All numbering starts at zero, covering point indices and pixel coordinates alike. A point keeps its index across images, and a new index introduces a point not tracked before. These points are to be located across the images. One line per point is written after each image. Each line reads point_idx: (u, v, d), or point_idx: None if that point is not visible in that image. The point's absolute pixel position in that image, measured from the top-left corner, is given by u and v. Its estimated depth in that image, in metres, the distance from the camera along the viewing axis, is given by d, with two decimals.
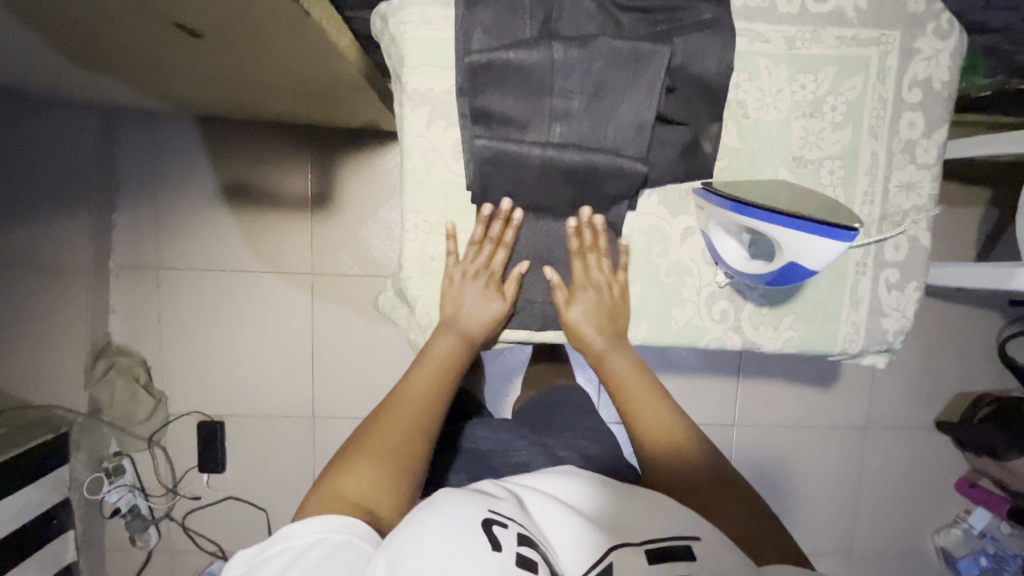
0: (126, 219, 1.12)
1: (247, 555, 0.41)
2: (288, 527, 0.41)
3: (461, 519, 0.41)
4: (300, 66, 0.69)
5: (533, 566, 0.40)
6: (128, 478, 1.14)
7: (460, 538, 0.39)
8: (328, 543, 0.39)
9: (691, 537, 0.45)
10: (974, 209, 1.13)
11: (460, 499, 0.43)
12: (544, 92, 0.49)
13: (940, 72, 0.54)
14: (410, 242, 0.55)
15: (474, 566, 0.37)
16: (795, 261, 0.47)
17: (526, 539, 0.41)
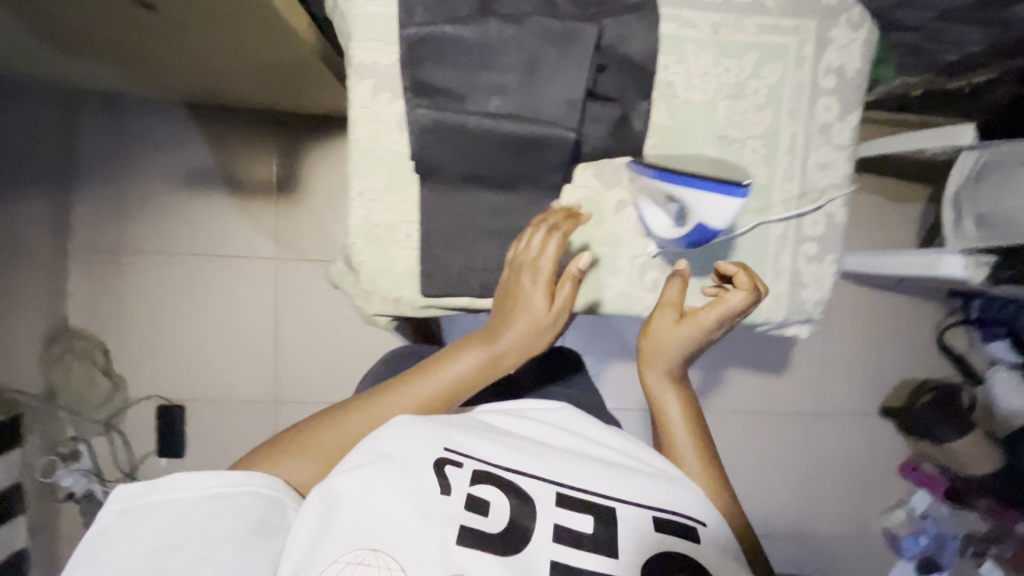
0: (85, 202, 1.12)
1: (130, 492, 0.47)
2: (177, 476, 0.47)
3: (411, 461, 0.47)
4: (257, 45, 0.71)
5: (485, 506, 0.46)
6: (83, 463, 1.13)
7: (404, 480, 0.45)
8: (222, 494, 0.47)
9: (697, 521, 0.49)
10: (913, 204, 1.20)
11: (412, 438, 0.48)
12: (480, 67, 0.51)
13: (852, 61, 0.59)
14: (354, 209, 0.56)
15: (416, 508, 0.44)
16: (702, 222, 0.52)
17: (483, 478, 0.48)
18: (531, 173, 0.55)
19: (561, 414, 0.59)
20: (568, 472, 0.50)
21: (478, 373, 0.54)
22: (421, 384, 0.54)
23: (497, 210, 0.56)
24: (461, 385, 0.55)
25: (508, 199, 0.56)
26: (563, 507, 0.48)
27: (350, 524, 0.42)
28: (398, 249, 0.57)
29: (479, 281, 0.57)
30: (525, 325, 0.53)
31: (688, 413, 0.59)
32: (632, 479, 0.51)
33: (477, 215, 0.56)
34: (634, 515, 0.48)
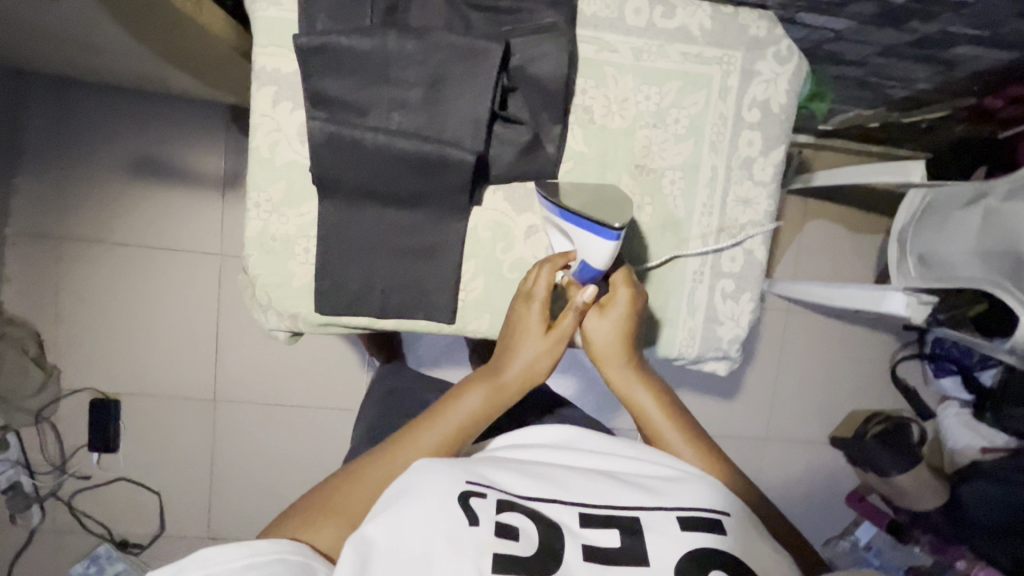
0: (26, 186, 1.09)
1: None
2: (202, 552, 0.40)
3: (435, 495, 0.42)
4: (177, 37, 0.69)
5: (514, 533, 0.42)
6: (11, 454, 1.10)
7: (430, 518, 0.41)
8: (254, 564, 0.39)
9: (721, 513, 0.46)
10: (871, 235, 1.19)
11: (433, 471, 0.44)
12: (380, 81, 0.49)
13: (777, 95, 0.57)
14: (251, 220, 0.54)
15: (447, 545, 0.40)
16: (584, 260, 0.51)
17: (507, 505, 0.44)
18: (434, 193, 0.53)
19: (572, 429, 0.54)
20: (586, 488, 0.46)
21: (486, 406, 0.52)
22: (432, 426, 0.50)
23: (399, 229, 0.54)
24: (473, 424, 0.51)
25: (411, 219, 0.54)
26: (590, 528, 0.44)
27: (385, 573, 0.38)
28: (295, 264, 0.55)
29: (379, 301, 0.56)
30: (534, 352, 0.53)
31: (663, 398, 0.57)
32: (658, 488, 0.47)
33: (380, 234, 0.54)
34: (666, 523, 0.44)
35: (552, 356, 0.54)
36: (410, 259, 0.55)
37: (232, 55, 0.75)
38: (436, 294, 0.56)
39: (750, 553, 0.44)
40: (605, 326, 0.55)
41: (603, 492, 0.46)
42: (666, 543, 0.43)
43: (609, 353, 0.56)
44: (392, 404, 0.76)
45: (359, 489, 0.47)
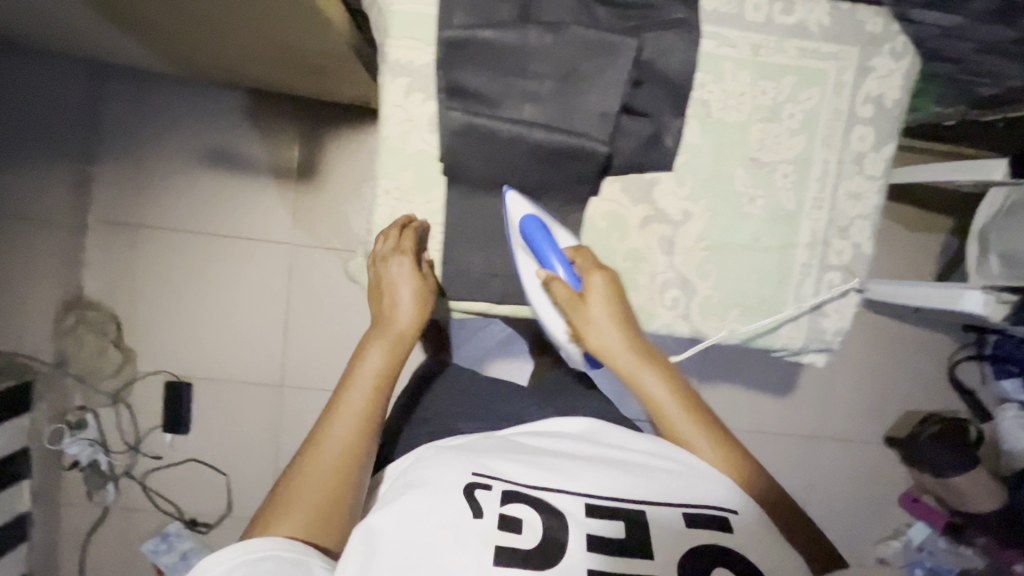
0: (106, 173, 1.12)
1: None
2: (204, 560, 0.42)
3: (444, 487, 0.46)
4: (289, 32, 0.71)
5: (516, 526, 0.45)
6: (89, 433, 1.14)
7: (437, 509, 0.44)
8: (249, 561, 0.41)
9: (727, 509, 0.48)
10: (933, 234, 1.18)
11: (441, 465, 0.48)
12: (516, 72, 0.51)
13: (891, 91, 0.58)
14: (380, 207, 0.57)
15: (450, 534, 0.43)
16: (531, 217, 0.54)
17: (511, 497, 0.46)
18: (558, 182, 0.55)
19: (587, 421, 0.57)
20: (588, 481, 0.48)
21: (390, 359, 0.55)
22: (346, 397, 0.52)
23: (523, 218, 0.57)
24: (384, 379, 0.54)
25: (533, 205, 0.57)
26: (596, 517, 0.46)
27: (391, 559, 0.41)
28: (421, 251, 0.58)
29: (499, 287, 0.59)
30: (412, 301, 0.56)
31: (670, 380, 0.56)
32: (657, 478, 0.49)
33: (506, 222, 0.57)
34: (664, 516, 0.46)
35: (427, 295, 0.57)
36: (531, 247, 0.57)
37: (333, 53, 0.77)
38: None
39: (759, 545, 0.45)
40: (602, 317, 0.55)
41: (597, 480, 0.49)
42: (669, 536, 0.45)
43: (607, 341, 0.55)
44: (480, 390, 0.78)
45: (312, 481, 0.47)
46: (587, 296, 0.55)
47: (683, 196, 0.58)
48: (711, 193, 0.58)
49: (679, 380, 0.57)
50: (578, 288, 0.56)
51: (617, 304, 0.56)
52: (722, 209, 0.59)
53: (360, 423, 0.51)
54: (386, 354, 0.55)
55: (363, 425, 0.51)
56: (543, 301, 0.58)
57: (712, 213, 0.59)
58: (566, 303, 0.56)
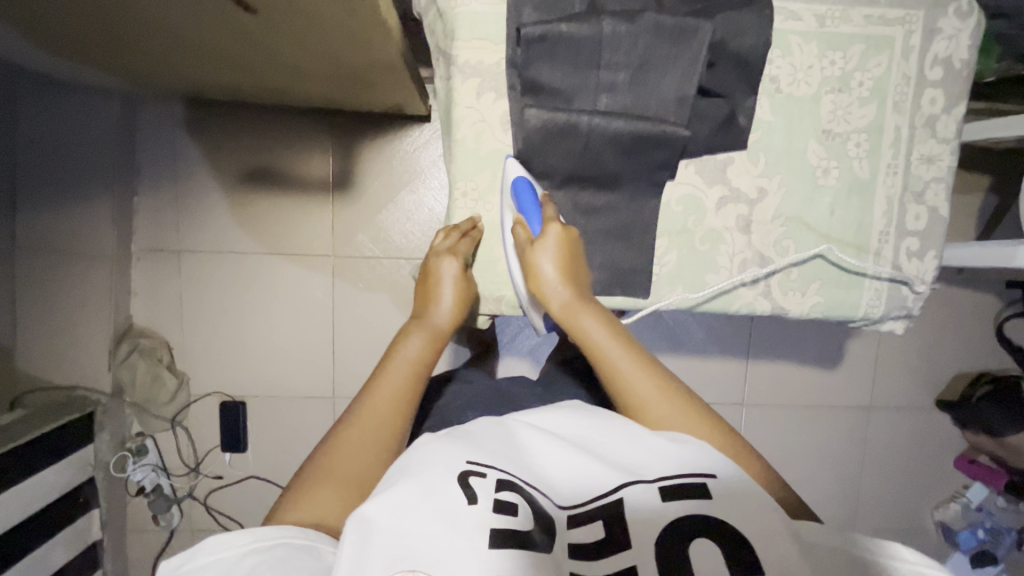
0: (148, 204, 1.14)
1: (171, 563, 0.42)
2: (211, 539, 0.42)
3: (435, 472, 0.44)
4: (341, 44, 0.70)
5: (512, 509, 0.42)
6: (151, 458, 1.16)
7: (429, 498, 0.42)
8: (258, 549, 0.41)
9: (706, 476, 0.45)
10: (974, 193, 1.16)
11: (431, 451, 0.46)
12: (592, 65, 0.54)
13: (959, 51, 0.58)
14: (460, 208, 0.62)
15: (445, 523, 0.40)
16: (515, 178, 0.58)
17: (507, 484, 0.44)
18: (634, 169, 0.58)
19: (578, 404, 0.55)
20: (578, 474, 0.46)
21: (430, 350, 0.57)
22: (382, 380, 0.54)
23: (601, 208, 0.60)
24: (421, 369, 0.55)
25: (604, 187, 0.59)
26: (579, 527, 0.43)
27: (383, 552, 0.39)
28: (499, 249, 0.63)
29: None
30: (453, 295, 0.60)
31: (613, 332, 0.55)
32: (641, 461, 0.47)
33: (580, 213, 0.61)
34: (644, 499, 0.44)
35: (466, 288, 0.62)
36: (610, 236, 0.60)
37: (381, 65, 0.78)
38: (636, 268, 0.61)
39: (745, 517, 0.43)
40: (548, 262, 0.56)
41: (574, 471, 0.47)
42: (654, 520, 0.43)
43: (548, 287, 0.57)
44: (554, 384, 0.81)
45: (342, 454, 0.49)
46: (538, 242, 0.57)
47: (757, 174, 0.60)
48: (785, 169, 0.60)
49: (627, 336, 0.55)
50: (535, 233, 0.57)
51: (567, 253, 0.57)
52: (796, 182, 0.60)
53: (394, 403, 0.52)
54: (426, 341, 0.57)
55: (398, 410, 0.52)
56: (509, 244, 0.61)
57: (787, 188, 0.60)
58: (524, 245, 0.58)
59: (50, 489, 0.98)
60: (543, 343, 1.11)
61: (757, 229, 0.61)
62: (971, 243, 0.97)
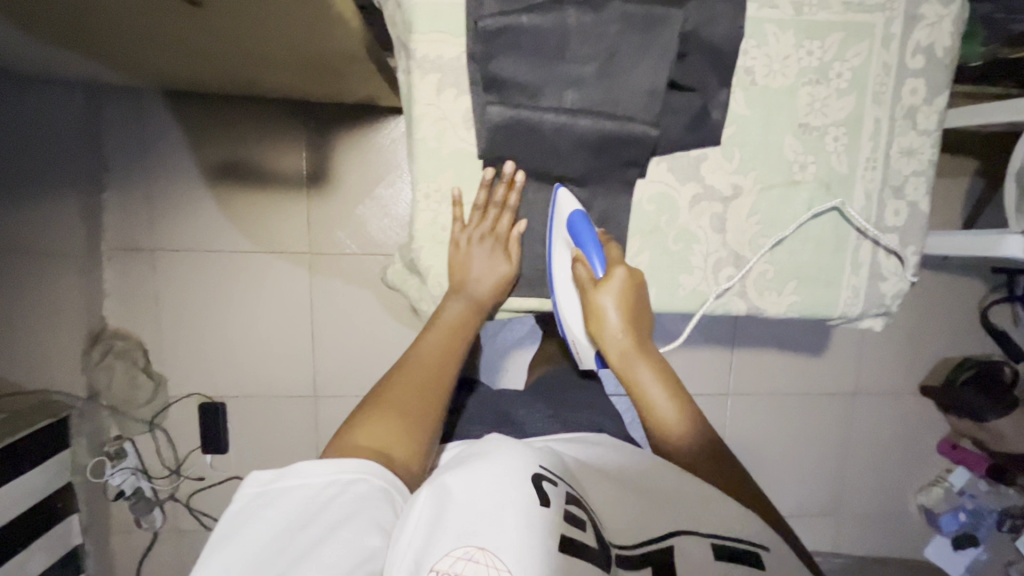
0: (117, 199, 1.09)
1: (261, 477, 0.46)
2: (300, 464, 0.45)
3: (515, 469, 0.47)
4: (296, 33, 0.67)
5: (576, 524, 0.45)
6: (130, 461, 1.14)
7: (506, 489, 0.45)
8: (342, 481, 0.44)
9: (760, 548, 0.49)
10: (961, 177, 1.15)
11: (512, 451, 0.50)
12: (557, 57, 0.53)
13: (941, 39, 0.58)
14: (421, 211, 0.61)
15: (518, 516, 0.43)
16: (574, 212, 0.58)
17: (572, 500, 0.47)
18: (607, 166, 0.58)
19: (602, 454, 0.60)
20: (622, 516, 0.50)
21: (470, 314, 0.60)
22: (429, 338, 0.58)
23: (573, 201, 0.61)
24: (463, 328, 0.60)
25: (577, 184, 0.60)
26: (628, 564, 0.45)
27: (457, 523, 0.42)
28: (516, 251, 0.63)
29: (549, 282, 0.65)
30: (497, 255, 0.61)
31: (666, 381, 0.58)
32: (687, 513, 0.50)
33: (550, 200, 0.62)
34: (696, 549, 0.47)
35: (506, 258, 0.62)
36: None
37: (345, 56, 0.75)
38: None
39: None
40: (610, 306, 0.58)
41: (632, 504, 0.51)
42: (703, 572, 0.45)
43: (607, 331, 0.59)
44: (541, 398, 0.82)
45: (390, 408, 0.52)
46: (601, 283, 0.58)
47: (732, 170, 0.60)
48: (759, 165, 0.60)
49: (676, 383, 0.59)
50: (599, 273, 0.59)
51: (629, 298, 0.58)
52: (772, 180, 0.60)
53: (439, 356, 0.57)
54: (466, 306, 0.60)
55: (445, 362, 0.57)
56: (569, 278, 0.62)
57: (762, 184, 0.60)
58: (584, 284, 0.60)
59: (29, 495, 0.97)
60: (527, 336, 1.08)
61: (731, 229, 0.61)
62: (954, 231, 0.96)
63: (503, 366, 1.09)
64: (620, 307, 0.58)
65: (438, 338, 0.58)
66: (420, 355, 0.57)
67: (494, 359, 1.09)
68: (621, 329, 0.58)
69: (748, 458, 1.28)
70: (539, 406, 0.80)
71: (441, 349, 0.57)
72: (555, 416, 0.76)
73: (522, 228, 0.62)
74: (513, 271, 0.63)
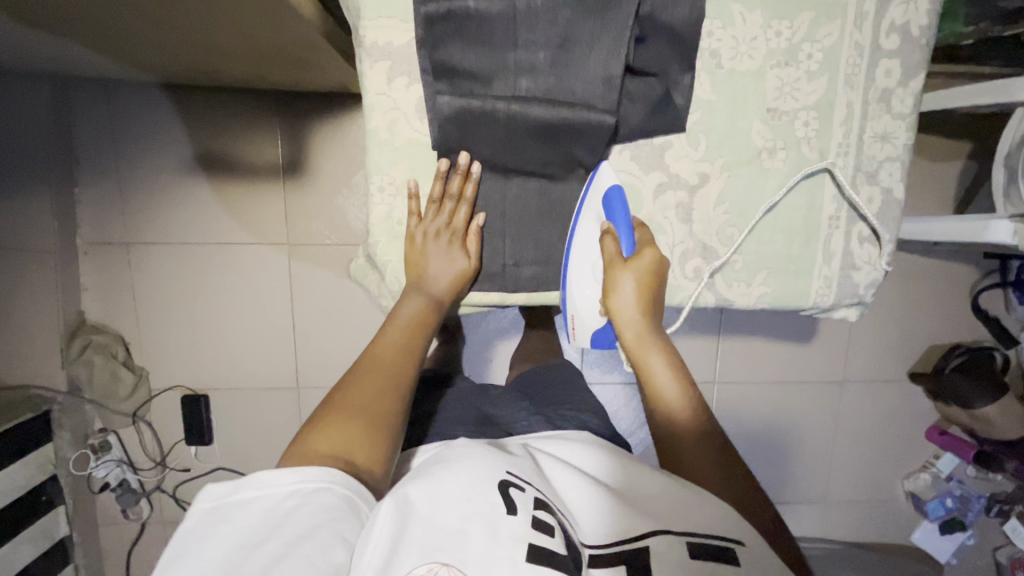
0: (91, 194, 1.08)
1: (216, 490, 0.44)
2: (259, 474, 0.44)
3: (481, 477, 0.47)
4: (251, 22, 0.65)
5: (547, 530, 0.45)
6: (115, 454, 1.14)
7: (470, 499, 0.45)
8: (302, 492, 0.43)
9: (734, 543, 0.47)
10: (954, 160, 1.12)
11: (475, 457, 0.50)
12: (509, 44, 0.53)
13: (917, 17, 0.58)
14: (377, 204, 0.62)
15: (484, 528, 0.43)
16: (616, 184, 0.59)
17: (541, 504, 0.47)
18: (563, 157, 0.59)
19: (585, 449, 0.60)
20: (600, 517, 0.50)
21: (430, 307, 0.61)
22: (386, 334, 0.58)
23: (533, 190, 0.62)
24: (421, 323, 0.60)
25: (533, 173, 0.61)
26: (599, 567, 0.46)
27: (421, 539, 0.42)
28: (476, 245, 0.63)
29: (510, 275, 0.65)
30: (455, 250, 0.62)
31: (678, 374, 0.58)
32: (666, 510, 0.50)
33: (507, 186, 0.62)
34: (676, 549, 0.46)
35: (466, 251, 0.63)
36: (544, 216, 0.63)
37: (308, 44, 0.73)
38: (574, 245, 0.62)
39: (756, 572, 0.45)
40: (629, 286, 0.59)
41: (604, 504, 0.51)
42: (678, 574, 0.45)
43: (626, 314, 0.59)
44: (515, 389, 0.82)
45: (345, 408, 0.51)
46: (628, 262, 0.59)
47: (698, 158, 0.61)
48: (726, 151, 0.60)
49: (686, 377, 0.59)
50: (626, 253, 0.60)
51: (650, 282, 0.59)
52: (741, 168, 0.61)
53: (396, 350, 0.56)
54: (426, 300, 0.61)
55: (404, 354, 0.57)
56: (583, 260, 0.62)
57: (729, 171, 0.61)
58: (609, 257, 0.60)
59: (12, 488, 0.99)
60: (511, 327, 1.07)
61: (697, 217, 0.62)
62: (938, 216, 0.94)
63: (488, 357, 1.08)
64: (641, 289, 0.59)
65: (394, 337, 0.58)
66: (377, 353, 0.56)
67: (479, 351, 1.08)
68: (641, 313, 0.59)
69: (733, 445, 1.27)
70: (512, 398, 0.80)
71: (400, 343, 0.57)
72: (539, 414, 0.76)
73: (480, 221, 0.62)
74: (470, 266, 0.63)
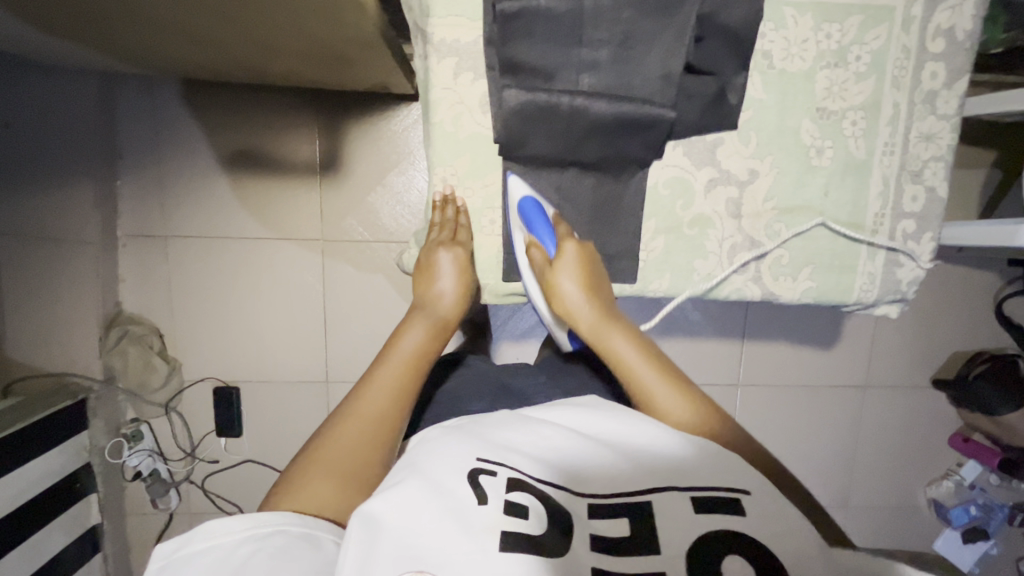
0: (132, 184, 1.11)
1: (165, 549, 0.42)
2: (209, 524, 0.42)
3: (446, 471, 0.43)
4: (313, 21, 0.68)
5: (524, 511, 0.41)
6: (147, 443, 1.16)
7: (437, 497, 0.41)
8: (257, 536, 0.41)
9: (739, 492, 0.44)
10: (979, 167, 1.13)
11: (442, 449, 0.46)
12: (574, 41, 0.56)
13: (963, 22, 0.60)
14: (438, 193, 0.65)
15: (455, 525, 0.39)
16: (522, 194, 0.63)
17: (518, 484, 0.43)
18: (619, 151, 0.61)
19: (580, 407, 0.54)
20: (597, 480, 0.45)
21: (430, 339, 0.61)
22: (383, 371, 0.57)
23: (586, 184, 0.64)
24: (419, 359, 0.59)
25: (587, 167, 0.63)
26: (598, 517, 0.42)
27: (392, 549, 0.37)
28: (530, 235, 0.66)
29: None
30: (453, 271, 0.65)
31: (638, 343, 0.59)
32: (664, 470, 0.46)
33: (561, 179, 0.64)
34: (674, 508, 0.43)
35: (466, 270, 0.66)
36: (598, 209, 0.65)
37: (362, 44, 0.76)
38: (626, 237, 0.65)
39: (778, 526, 0.42)
40: (567, 282, 0.62)
41: (590, 471, 0.46)
42: (683, 527, 0.41)
43: (571, 304, 0.62)
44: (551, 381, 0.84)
45: (348, 435, 0.50)
46: (556, 262, 0.62)
47: (748, 155, 0.63)
48: (775, 149, 0.63)
49: (648, 343, 0.60)
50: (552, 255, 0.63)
51: (584, 270, 0.62)
52: (790, 164, 0.63)
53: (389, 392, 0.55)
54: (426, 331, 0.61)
55: (401, 393, 0.55)
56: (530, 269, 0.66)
57: (778, 168, 0.63)
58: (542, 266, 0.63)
59: (49, 474, 1.00)
60: (539, 324, 1.09)
61: (745, 211, 0.65)
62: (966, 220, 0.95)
63: (519, 354, 1.10)
64: (574, 281, 0.62)
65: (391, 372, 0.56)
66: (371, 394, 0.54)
67: (511, 348, 1.10)
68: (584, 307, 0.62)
69: None
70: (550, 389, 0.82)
71: (398, 382, 0.56)
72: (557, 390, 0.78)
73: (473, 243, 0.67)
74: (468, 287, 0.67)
